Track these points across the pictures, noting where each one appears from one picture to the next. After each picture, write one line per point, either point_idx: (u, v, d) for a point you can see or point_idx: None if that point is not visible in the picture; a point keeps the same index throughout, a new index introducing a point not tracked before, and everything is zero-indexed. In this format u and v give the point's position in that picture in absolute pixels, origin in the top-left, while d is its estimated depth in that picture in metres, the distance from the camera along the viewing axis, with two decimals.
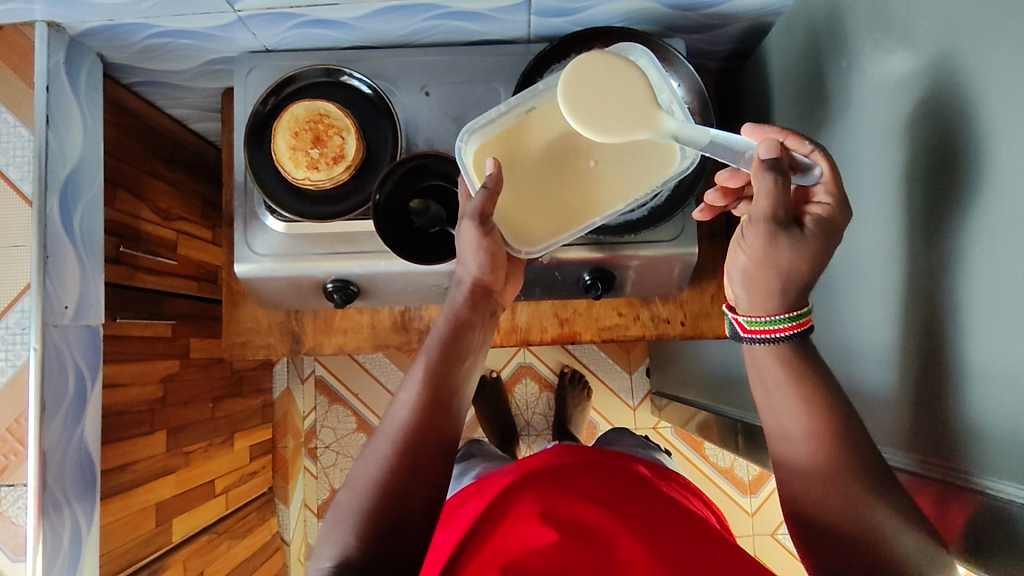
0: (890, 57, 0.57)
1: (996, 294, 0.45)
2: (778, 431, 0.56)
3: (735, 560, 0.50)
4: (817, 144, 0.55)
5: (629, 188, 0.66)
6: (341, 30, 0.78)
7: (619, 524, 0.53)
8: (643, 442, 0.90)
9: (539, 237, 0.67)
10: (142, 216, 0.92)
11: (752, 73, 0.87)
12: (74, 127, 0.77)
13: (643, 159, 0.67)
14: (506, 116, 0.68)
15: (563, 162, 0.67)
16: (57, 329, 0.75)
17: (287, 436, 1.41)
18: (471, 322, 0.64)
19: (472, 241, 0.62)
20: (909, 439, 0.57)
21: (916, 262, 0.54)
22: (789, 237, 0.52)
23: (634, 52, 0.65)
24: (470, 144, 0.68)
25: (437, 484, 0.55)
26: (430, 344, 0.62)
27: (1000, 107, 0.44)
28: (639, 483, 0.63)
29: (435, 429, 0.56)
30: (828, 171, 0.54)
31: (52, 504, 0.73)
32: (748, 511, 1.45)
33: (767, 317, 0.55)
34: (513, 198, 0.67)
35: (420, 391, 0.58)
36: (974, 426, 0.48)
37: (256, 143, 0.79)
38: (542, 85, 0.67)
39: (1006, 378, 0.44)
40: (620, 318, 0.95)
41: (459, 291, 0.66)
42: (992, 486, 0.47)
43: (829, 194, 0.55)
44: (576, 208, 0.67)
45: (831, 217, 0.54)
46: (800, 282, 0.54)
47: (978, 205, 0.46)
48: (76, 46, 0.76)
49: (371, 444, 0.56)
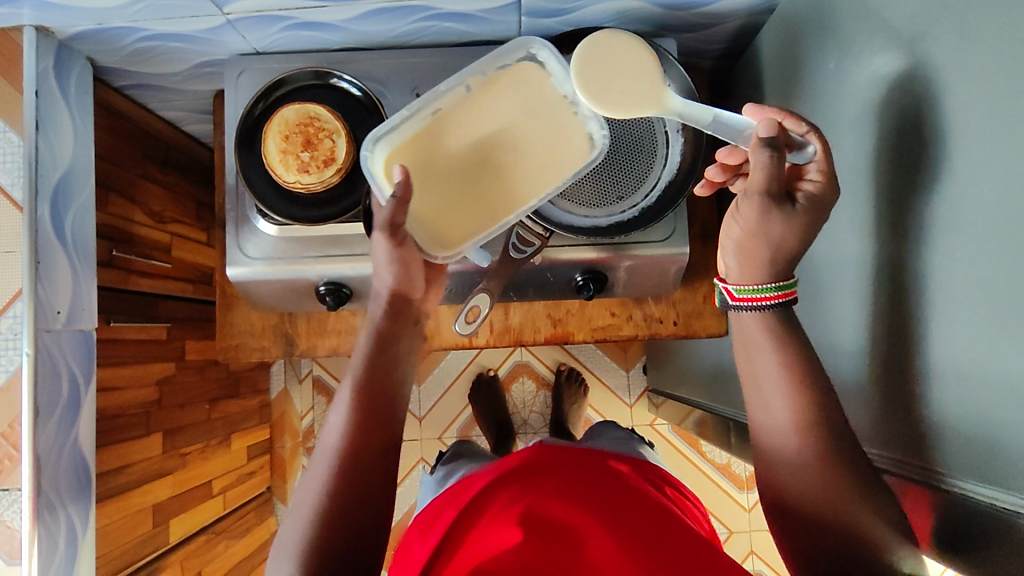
0: (874, 57, 0.57)
1: (970, 297, 0.44)
2: (767, 425, 0.58)
3: (704, 551, 0.52)
4: (811, 124, 0.53)
5: (544, 182, 0.67)
6: (332, 32, 0.78)
7: (575, 514, 0.55)
8: (629, 435, 0.90)
9: (455, 240, 0.67)
10: (134, 218, 0.92)
11: (744, 71, 0.87)
12: (64, 132, 0.77)
13: (557, 151, 0.67)
14: (411, 121, 0.69)
15: (476, 160, 0.67)
16: (49, 333, 0.75)
17: (285, 435, 1.44)
18: (393, 334, 0.68)
19: (384, 252, 0.65)
20: (886, 437, 0.57)
21: (894, 263, 0.54)
22: (781, 212, 0.53)
23: (534, 44, 0.67)
24: (378, 153, 0.69)
25: (376, 501, 0.59)
26: (354, 364, 0.65)
27: (973, 108, 0.44)
28: (609, 477, 0.63)
29: (371, 449, 0.60)
30: (821, 150, 0.53)
31: (47, 506, 0.73)
32: (745, 507, 1.45)
33: (755, 285, 0.57)
34: (425, 201, 0.67)
35: (349, 412, 0.62)
36: (949, 429, 0.48)
37: (246, 147, 0.79)
38: (443, 89, 0.69)
39: (979, 382, 0.44)
40: (613, 317, 0.95)
41: (379, 305, 0.69)
42: (963, 487, 0.47)
43: (821, 175, 0.54)
44: (492, 204, 0.67)
45: (822, 195, 0.54)
46: (789, 255, 0.55)
47: (951, 206, 0.46)
48: (65, 50, 0.76)
49: (306, 476, 0.60)
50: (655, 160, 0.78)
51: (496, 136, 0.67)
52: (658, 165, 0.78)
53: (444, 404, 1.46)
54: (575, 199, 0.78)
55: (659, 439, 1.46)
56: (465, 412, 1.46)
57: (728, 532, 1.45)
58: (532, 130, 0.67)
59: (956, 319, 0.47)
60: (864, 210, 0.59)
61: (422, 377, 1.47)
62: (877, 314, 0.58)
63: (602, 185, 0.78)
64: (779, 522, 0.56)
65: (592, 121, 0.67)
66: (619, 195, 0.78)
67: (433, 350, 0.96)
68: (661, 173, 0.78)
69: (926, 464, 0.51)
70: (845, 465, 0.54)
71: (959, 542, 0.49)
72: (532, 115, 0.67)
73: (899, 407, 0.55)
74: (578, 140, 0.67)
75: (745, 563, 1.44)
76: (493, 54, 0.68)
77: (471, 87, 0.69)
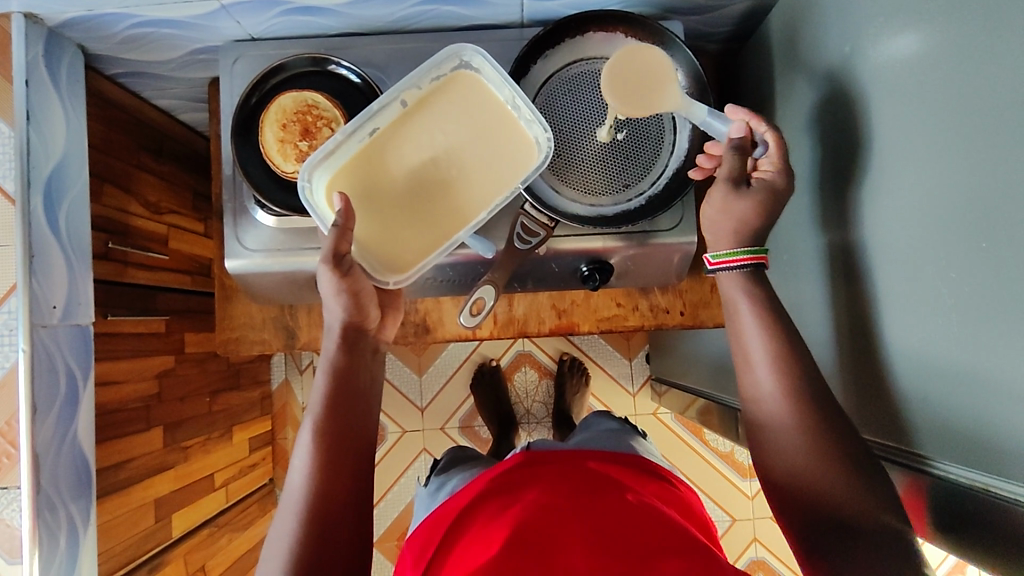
0: (887, 41, 0.55)
1: (1003, 294, 0.43)
2: (752, 393, 0.63)
3: (674, 555, 0.53)
4: (770, 126, 0.65)
5: (490, 197, 0.69)
6: (328, 17, 0.76)
7: (551, 528, 0.57)
8: (621, 426, 0.88)
9: (404, 265, 0.69)
10: (129, 210, 0.91)
11: (750, 55, 0.85)
12: (56, 123, 0.75)
13: (501, 164, 0.70)
14: (346, 144, 0.70)
15: (417, 181, 0.70)
16: (45, 329, 0.73)
17: (287, 427, 1.43)
18: (351, 367, 0.69)
19: (331, 285, 0.66)
20: (894, 429, 0.57)
21: (907, 253, 0.53)
22: (741, 193, 0.65)
23: (467, 52, 0.70)
24: (318, 180, 0.70)
25: (350, 540, 0.60)
26: (314, 403, 0.67)
27: (1002, 93, 0.42)
28: (573, 484, 0.65)
29: (336, 493, 0.62)
30: (775, 146, 0.65)
31: (47, 505, 0.72)
32: (748, 495, 1.45)
33: (729, 250, 0.66)
34: (369, 228, 0.69)
35: (312, 455, 0.63)
36: (981, 427, 0.46)
37: (242, 135, 0.77)
38: (376, 105, 0.69)
39: (1009, 382, 0.43)
40: (618, 309, 0.94)
41: (332, 339, 0.70)
42: (944, 470, 0.51)
43: (775, 165, 0.65)
44: (440, 222, 0.69)
45: (772, 180, 0.64)
46: (753, 226, 0.65)
47: (977, 194, 0.45)
48: (56, 37, 0.74)
49: (278, 519, 0.61)
50: (662, 147, 0.77)
51: (434, 156, 0.70)
52: (665, 152, 0.77)
53: (446, 395, 1.45)
54: (581, 188, 0.77)
55: (662, 428, 1.45)
56: (467, 403, 1.45)
57: (730, 520, 1.44)
58: (470, 145, 0.70)
59: (983, 314, 0.45)
60: (870, 199, 0.58)
61: (424, 368, 1.46)
62: (886, 306, 0.56)
63: (608, 172, 0.77)
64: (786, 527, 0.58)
65: (536, 124, 0.70)
66: (626, 182, 0.77)
67: (436, 342, 0.94)
68: (668, 160, 0.77)
69: (910, 450, 0.55)
70: (835, 458, 0.57)
71: (963, 528, 0.51)
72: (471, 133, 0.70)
73: (915, 402, 0.54)
74: (522, 153, 0.70)
75: (748, 550, 1.44)
76: (423, 68, 0.69)
77: (405, 103, 0.70)
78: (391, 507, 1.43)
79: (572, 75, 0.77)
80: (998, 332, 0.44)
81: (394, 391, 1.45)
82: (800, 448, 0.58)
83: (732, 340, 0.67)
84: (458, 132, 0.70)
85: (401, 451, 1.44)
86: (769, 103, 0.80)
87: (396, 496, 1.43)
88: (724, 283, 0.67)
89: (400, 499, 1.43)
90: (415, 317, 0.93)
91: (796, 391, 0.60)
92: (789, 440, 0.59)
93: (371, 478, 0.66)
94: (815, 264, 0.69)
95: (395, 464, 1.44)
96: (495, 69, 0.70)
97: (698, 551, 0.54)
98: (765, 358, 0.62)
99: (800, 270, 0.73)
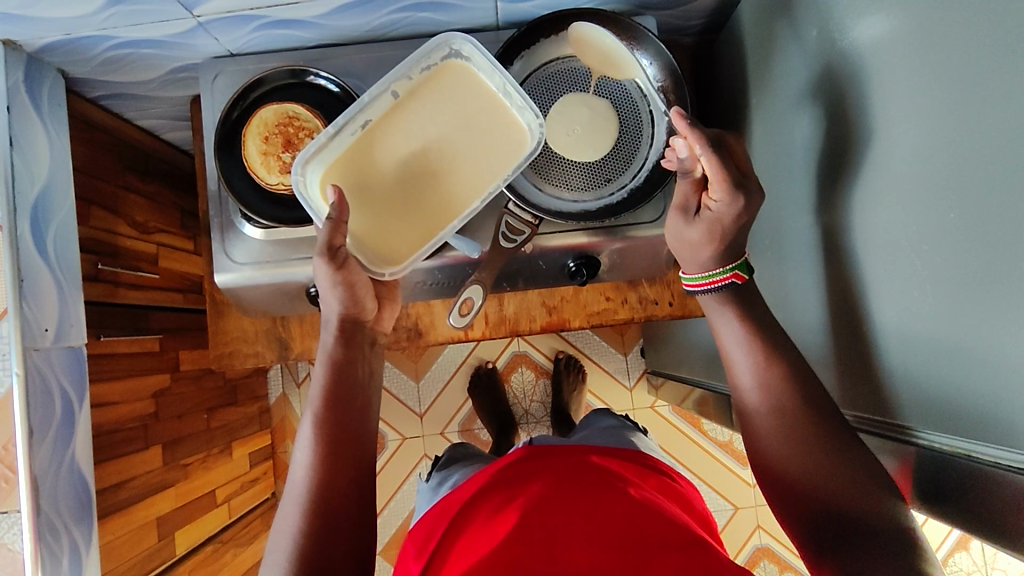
0: (861, 21, 0.56)
1: (976, 265, 0.44)
2: (736, 379, 0.65)
3: (671, 543, 0.54)
4: (706, 151, 0.60)
5: (484, 186, 0.70)
6: (306, 28, 0.76)
7: (552, 519, 0.58)
8: (621, 422, 0.88)
9: (400, 255, 0.70)
10: (119, 231, 0.91)
11: (724, 46, 0.86)
12: (39, 147, 0.75)
13: (494, 152, 0.71)
14: (338, 137, 0.71)
15: (411, 173, 0.71)
16: (38, 352, 0.73)
17: (286, 440, 1.43)
18: (348, 360, 0.70)
19: (327, 277, 0.66)
20: (880, 401, 0.58)
21: (887, 228, 0.54)
22: (691, 223, 0.68)
23: (456, 39, 0.70)
24: (313, 175, 0.71)
25: (352, 537, 0.61)
26: (313, 397, 0.67)
27: (971, 70, 0.43)
28: (573, 475, 0.66)
29: (338, 487, 0.62)
30: (717, 179, 0.62)
31: (49, 528, 0.73)
32: (749, 482, 1.45)
33: (704, 273, 0.68)
34: (365, 219, 0.70)
35: (313, 449, 0.64)
36: (962, 396, 0.47)
37: (227, 151, 0.78)
38: (368, 97, 0.70)
39: (988, 346, 0.44)
40: (607, 302, 0.95)
41: (330, 332, 0.71)
42: (927, 439, 0.53)
43: (722, 197, 0.63)
44: (433, 212, 0.71)
45: (721, 212, 0.64)
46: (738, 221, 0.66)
47: (951, 168, 0.46)
48: (36, 63, 0.74)
49: (281, 514, 0.62)
50: (642, 139, 0.78)
51: (425, 145, 0.71)
52: (645, 144, 0.78)
53: (444, 399, 1.46)
54: (564, 184, 0.77)
55: (661, 421, 1.46)
56: (466, 407, 1.45)
57: (733, 509, 1.45)
58: (462, 134, 0.71)
59: (962, 285, 0.46)
60: (851, 179, 0.59)
61: (422, 374, 1.46)
62: (871, 283, 0.57)
63: (590, 168, 0.77)
64: (781, 494, 0.60)
65: (527, 111, 0.71)
66: (607, 177, 0.78)
67: (429, 346, 0.95)
68: (649, 152, 0.78)
69: (894, 422, 0.57)
70: (825, 430, 0.58)
71: (947, 496, 0.52)
72: (465, 122, 0.71)
73: (897, 375, 0.55)
74: (516, 140, 0.71)
75: (752, 539, 1.44)
76: (413, 58, 0.70)
77: (396, 94, 0.71)
78: (394, 514, 1.43)
79: (548, 73, 0.78)
80: (977, 302, 0.45)
81: (392, 398, 1.45)
82: (788, 422, 0.60)
83: (714, 326, 0.68)
84: (453, 120, 0.71)
85: (402, 458, 1.44)
86: (745, 92, 0.81)
87: (400, 503, 1.43)
88: (704, 303, 0.69)
89: (404, 505, 1.43)
90: (408, 322, 0.94)
91: (784, 366, 0.62)
92: (777, 414, 0.61)
93: (373, 475, 0.67)
94: (800, 248, 0.70)
95: (396, 471, 1.44)
96: (485, 57, 0.70)
97: (694, 540, 0.55)
98: (739, 330, 0.65)
99: (786, 254, 0.74)
